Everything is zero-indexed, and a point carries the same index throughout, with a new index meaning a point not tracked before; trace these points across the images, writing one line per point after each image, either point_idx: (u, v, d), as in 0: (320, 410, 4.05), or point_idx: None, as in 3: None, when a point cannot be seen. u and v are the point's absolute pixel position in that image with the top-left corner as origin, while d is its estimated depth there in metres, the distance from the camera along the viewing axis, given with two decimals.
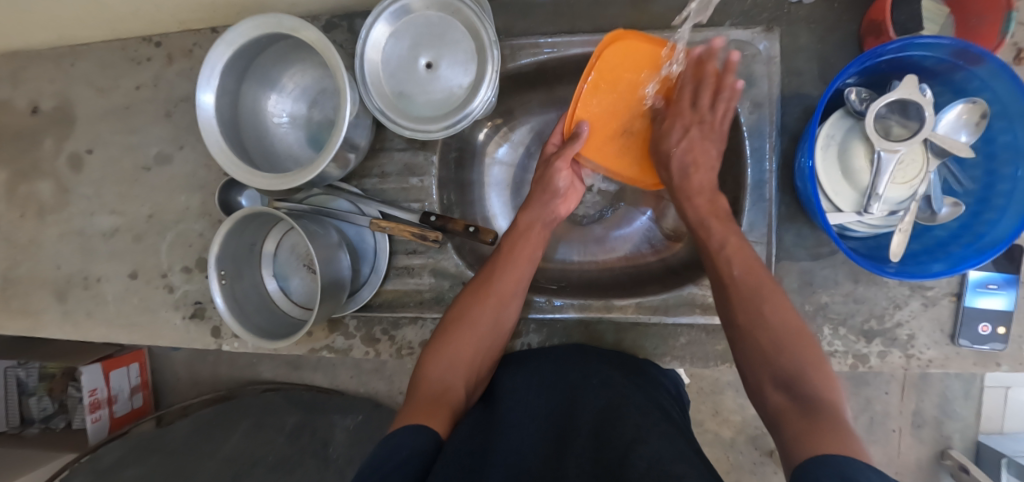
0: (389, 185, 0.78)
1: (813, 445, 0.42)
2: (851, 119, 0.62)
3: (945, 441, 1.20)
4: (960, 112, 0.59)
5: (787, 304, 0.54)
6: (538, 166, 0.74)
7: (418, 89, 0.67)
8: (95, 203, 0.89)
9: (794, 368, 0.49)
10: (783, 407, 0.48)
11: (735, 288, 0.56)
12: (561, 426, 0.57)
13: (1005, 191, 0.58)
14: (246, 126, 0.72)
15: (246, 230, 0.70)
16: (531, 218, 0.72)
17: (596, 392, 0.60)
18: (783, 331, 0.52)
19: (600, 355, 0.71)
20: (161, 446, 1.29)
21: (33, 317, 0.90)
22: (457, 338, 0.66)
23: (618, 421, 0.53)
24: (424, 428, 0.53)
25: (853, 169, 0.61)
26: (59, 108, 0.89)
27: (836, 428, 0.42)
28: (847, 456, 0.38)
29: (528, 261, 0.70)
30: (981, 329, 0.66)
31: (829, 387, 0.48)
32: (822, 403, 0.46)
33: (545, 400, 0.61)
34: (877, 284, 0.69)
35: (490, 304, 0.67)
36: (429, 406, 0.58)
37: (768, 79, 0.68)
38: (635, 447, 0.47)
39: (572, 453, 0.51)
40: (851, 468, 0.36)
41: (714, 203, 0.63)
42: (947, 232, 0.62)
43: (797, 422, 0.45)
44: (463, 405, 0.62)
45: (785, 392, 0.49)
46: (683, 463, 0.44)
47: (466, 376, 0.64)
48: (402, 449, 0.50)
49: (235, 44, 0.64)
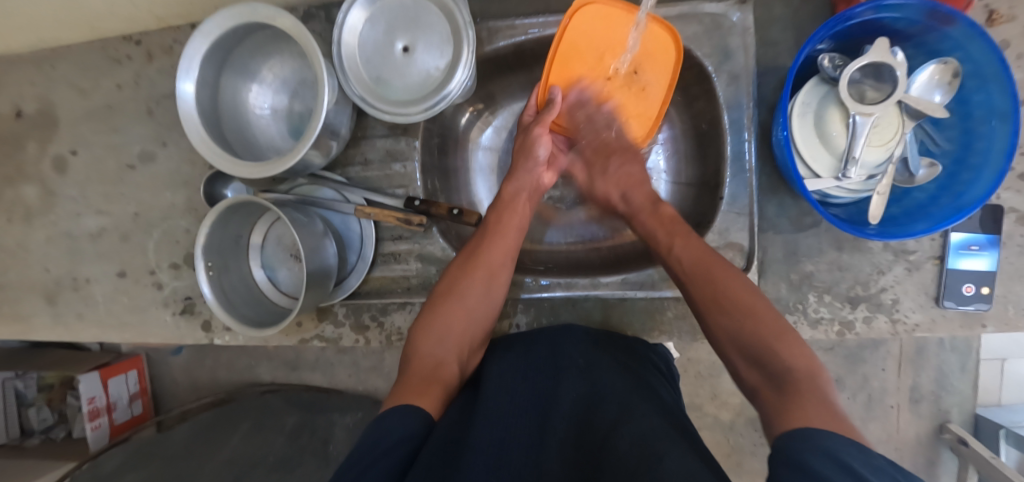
0: (372, 172, 0.78)
1: (790, 418, 0.42)
2: (827, 86, 0.63)
3: (943, 415, 1.20)
4: (932, 73, 0.60)
5: (741, 281, 0.55)
6: (518, 136, 0.76)
7: (395, 74, 0.67)
8: (81, 204, 0.89)
9: (763, 342, 0.50)
10: (761, 388, 0.48)
11: (689, 281, 0.58)
12: (544, 408, 0.57)
13: (982, 149, 0.59)
14: (227, 117, 0.72)
15: (231, 221, 0.70)
16: (518, 188, 0.73)
17: (580, 376, 0.61)
18: (745, 310, 0.53)
19: (587, 335, 0.71)
20: (160, 450, 1.29)
21: (24, 321, 0.90)
22: (446, 312, 0.66)
23: (600, 404, 0.55)
24: (415, 410, 0.53)
25: (830, 134, 0.62)
26: (42, 112, 0.89)
27: (812, 401, 0.42)
28: (823, 429, 0.38)
29: (515, 230, 0.70)
30: (965, 290, 0.67)
31: (799, 356, 0.47)
32: (793, 377, 0.46)
33: (531, 382, 0.61)
34: (861, 251, 0.69)
35: (480, 275, 0.67)
36: (423, 385, 0.58)
37: (744, 51, 0.68)
38: (618, 426, 0.50)
39: (552, 438, 0.51)
40: (834, 446, 0.36)
41: (658, 212, 0.67)
42: (926, 195, 0.62)
43: (771, 399, 0.46)
44: (456, 380, 0.63)
45: (758, 369, 0.49)
46: (668, 437, 0.47)
47: (457, 350, 0.64)
48: (394, 431, 0.50)
49: (211, 35, 0.65)
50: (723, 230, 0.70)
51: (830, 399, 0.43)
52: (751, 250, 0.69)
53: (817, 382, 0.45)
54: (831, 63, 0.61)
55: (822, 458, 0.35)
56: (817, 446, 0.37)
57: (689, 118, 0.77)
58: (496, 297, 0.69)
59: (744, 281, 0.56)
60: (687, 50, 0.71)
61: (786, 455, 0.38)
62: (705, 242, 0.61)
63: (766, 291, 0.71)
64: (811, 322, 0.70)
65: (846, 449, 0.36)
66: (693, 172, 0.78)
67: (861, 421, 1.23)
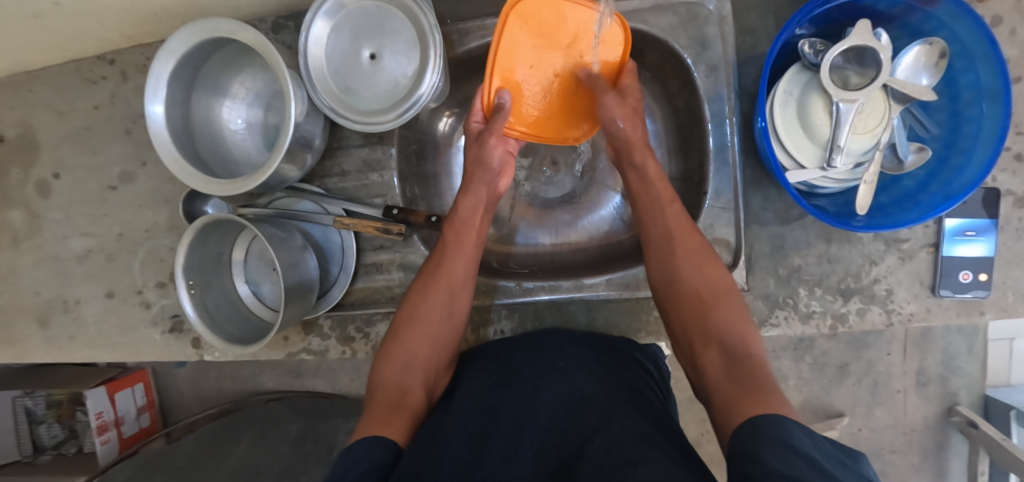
0: (349, 183, 0.77)
1: (744, 402, 0.46)
2: (808, 73, 0.61)
3: (951, 398, 1.18)
4: (917, 55, 0.56)
5: (714, 263, 0.62)
6: (468, 146, 0.71)
7: (364, 82, 0.66)
8: (66, 227, 0.89)
9: (724, 326, 0.57)
10: (711, 365, 0.54)
11: (673, 246, 0.62)
12: (521, 415, 0.56)
13: (971, 132, 0.56)
14: (201, 135, 0.71)
15: (211, 239, 0.70)
16: (474, 202, 0.69)
17: (560, 381, 0.60)
18: (708, 293, 0.60)
19: (570, 339, 0.69)
20: (166, 463, 1.29)
21: (18, 346, 0.91)
22: (410, 338, 0.64)
23: (580, 412, 0.55)
24: (380, 439, 0.52)
25: (812, 124, 0.59)
26: (22, 136, 0.89)
27: (766, 386, 0.48)
28: (782, 417, 0.42)
29: (472, 246, 0.69)
30: (962, 278, 0.65)
31: (749, 340, 0.55)
32: (748, 360, 0.52)
33: (511, 389, 0.60)
34: (851, 242, 0.67)
35: (439, 295, 0.66)
36: (391, 412, 0.57)
37: (722, 40, 0.66)
38: (594, 437, 0.50)
39: (528, 447, 0.51)
40: (784, 433, 0.40)
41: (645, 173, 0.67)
42: (915, 182, 0.60)
43: (727, 385, 0.50)
44: (424, 406, 0.61)
45: (719, 349, 0.55)
46: (646, 445, 0.46)
47: (424, 375, 0.63)
48: (360, 463, 0.48)
49: (176, 53, 0.63)
50: (709, 226, 0.68)
51: (776, 381, 0.49)
52: (738, 245, 0.67)
53: (764, 366, 0.52)
54: (811, 49, 0.59)
55: (774, 444, 0.39)
56: (772, 438, 0.40)
57: (669, 112, 0.75)
58: (458, 316, 0.68)
59: (717, 263, 0.62)
60: (663, 42, 0.68)
61: (745, 445, 0.41)
62: (688, 214, 0.65)
63: (754, 287, 0.69)
64: (802, 316, 0.68)
65: (799, 437, 0.39)
66: (677, 166, 0.75)
67: (867, 407, 1.21)
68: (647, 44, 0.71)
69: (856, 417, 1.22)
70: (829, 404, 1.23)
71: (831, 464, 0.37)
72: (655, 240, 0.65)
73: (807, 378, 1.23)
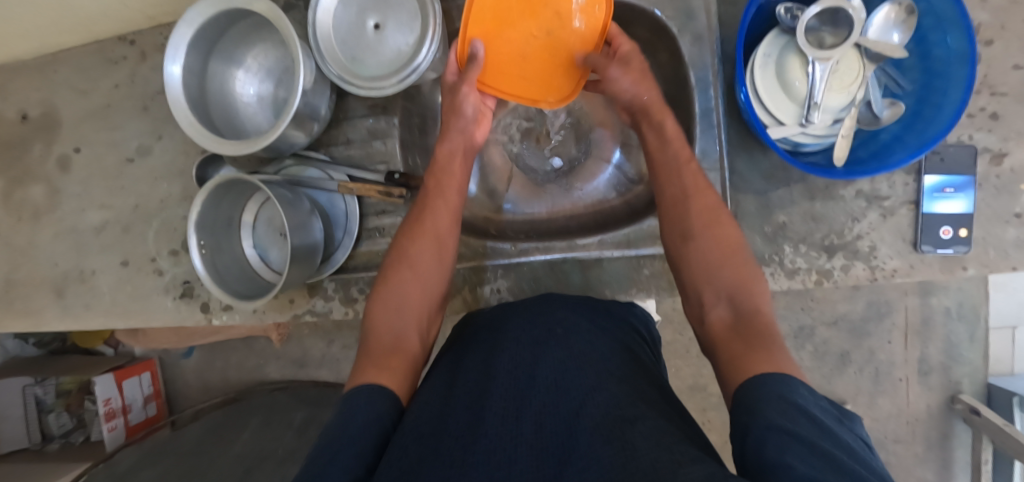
0: (354, 151, 0.81)
1: (750, 359, 0.47)
2: (786, 37, 0.64)
3: (954, 386, 1.18)
4: (887, 13, 0.60)
5: (728, 221, 0.63)
6: (444, 98, 0.76)
7: (368, 51, 0.70)
8: (85, 200, 0.94)
9: (733, 282, 0.58)
10: (719, 323, 0.55)
11: (693, 202, 0.63)
12: (521, 382, 0.53)
13: (942, 86, 0.59)
14: (215, 104, 0.76)
15: (222, 201, 0.73)
16: (453, 149, 0.75)
17: (563, 347, 0.57)
18: (716, 251, 0.60)
19: (567, 303, 0.67)
20: (174, 449, 1.32)
21: (35, 315, 0.95)
22: (399, 282, 0.66)
23: (577, 373, 0.53)
24: (381, 387, 0.53)
25: (789, 82, 0.63)
26: (45, 114, 0.94)
27: (768, 341, 0.49)
28: (785, 377, 0.43)
29: (455, 194, 0.73)
30: (943, 233, 0.67)
31: (758, 300, 0.55)
32: (754, 317, 0.53)
33: (508, 352, 0.57)
34: (834, 200, 0.70)
35: (428, 241, 0.69)
36: (386, 358, 0.58)
37: (705, 9, 0.70)
38: (590, 397, 0.49)
39: (531, 409, 0.49)
40: (786, 388, 0.41)
41: (662, 130, 0.69)
42: (891, 135, 0.63)
43: (732, 342, 0.51)
44: (418, 350, 0.62)
45: (727, 306, 0.56)
46: (642, 405, 0.48)
47: (416, 322, 0.64)
48: (362, 411, 0.49)
49: (195, 24, 0.69)
50: None
51: (781, 340, 0.49)
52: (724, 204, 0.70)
53: (771, 325, 0.52)
54: (789, 12, 0.62)
55: (778, 398, 0.40)
56: (778, 393, 0.41)
57: (659, 82, 0.79)
58: (447, 260, 0.70)
59: (730, 222, 0.63)
60: (651, 13, 0.72)
61: (749, 396, 0.42)
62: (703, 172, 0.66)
63: None
64: (787, 272, 0.70)
65: (800, 394, 0.41)
66: None
67: (869, 396, 1.21)
68: (636, 16, 0.75)
69: (858, 405, 1.22)
70: (830, 392, 1.23)
71: (828, 419, 0.40)
72: (671, 196, 0.66)
73: (808, 366, 1.23)
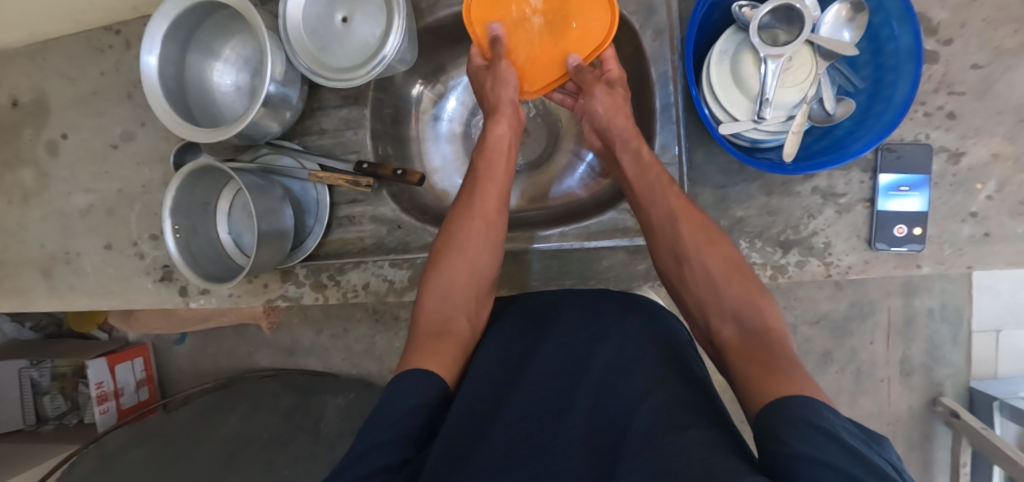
0: (327, 140, 0.83)
1: (767, 377, 0.46)
2: (742, 34, 0.66)
3: (936, 389, 1.17)
4: (839, 12, 0.61)
5: (721, 238, 0.62)
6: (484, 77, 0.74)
7: (337, 43, 0.73)
8: (72, 184, 0.96)
9: (741, 301, 0.57)
10: (729, 341, 0.55)
11: (682, 226, 0.63)
12: (574, 372, 0.55)
13: (891, 82, 0.61)
14: (194, 94, 0.78)
15: (198, 186, 0.76)
16: (503, 129, 0.72)
17: (617, 343, 0.57)
18: (718, 266, 0.60)
19: (615, 297, 0.66)
20: (164, 430, 1.33)
21: (24, 294, 0.98)
22: (449, 264, 0.67)
23: (627, 373, 0.53)
24: (427, 371, 0.54)
25: (743, 77, 0.64)
26: (35, 100, 0.97)
27: (787, 361, 0.48)
28: (808, 397, 0.41)
29: (504, 174, 0.72)
30: (897, 231, 0.68)
31: (773, 317, 0.54)
32: (766, 335, 0.52)
33: (557, 343, 0.59)
34: (790, 195, 0.70)
35: (478, 225, 0.68)
36: (436, 340, 0.60)
37: (666, 4, 0.71)
38: (643, 400, 0.48)
39: (582, 400, 0.51)
40: (809, 412, 0.38)
41: (640, 156, 0.68)
42: (843, 131, 0.64)
43: (741, 359, 0.51)
44: (469, 334, 0.64)
45: (734, 325, 0.55)
46: (693, 411, 0.45)
47: (465, 305, 0.65)
48: (409, 399, 0.51)
49: (171, 16, 0.71)
50: None
51: (792, 358, 0.48)
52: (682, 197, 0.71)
53: (784, 341, 0.51)
54: (744, 9, 0.63)
55: (805, 423, 0.37)
56: (817, 424, 0.37)
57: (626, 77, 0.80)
58: (497, 243, 0.69)
59: (723, 237, 0.63)
60: None
61: (778, 415, 0.40)
62: (682, 192, 0.66)
63: None
64: None
65: (826, 417, 0.38)
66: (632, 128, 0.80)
67: (851, 396, 1.20)
68: None
69: (840, 405, 1.22)
70: None
71: (857, 443, 0.36)
72: (658, 221, 0.65)
73: None
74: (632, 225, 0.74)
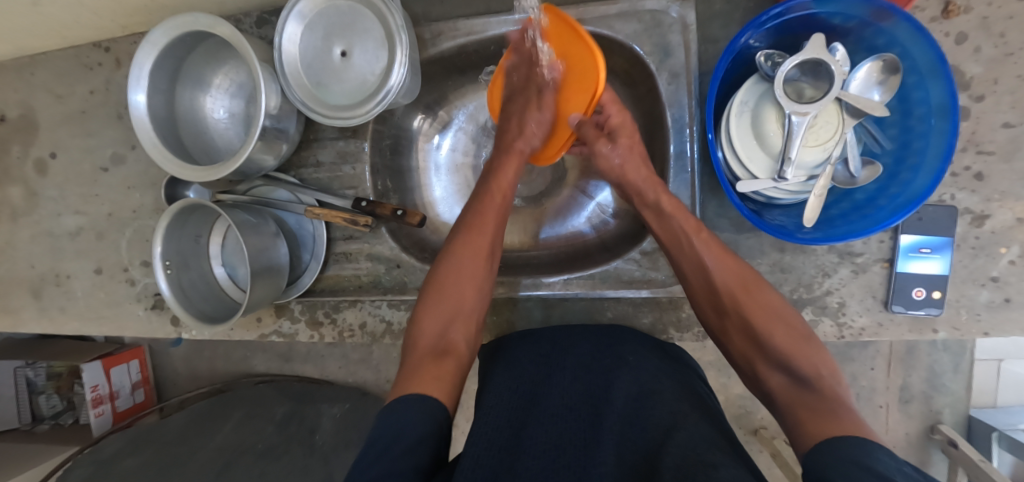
0: (323, 173, 0.80)
1: (824, 427, 0.46)
2: (765, 84, 0.62)
3: (934, 416, 1.13)
4: (870, 71, 0.57)
5: (761, 281, 0.59)
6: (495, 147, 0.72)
7: (334, 79, 0.69)
8: (60, 204, 0.93)
9: (785, 346, 0.54)
10: (779, 388, 0.53)
11: (717, 271, 0.59)
12: (598, 404, 0.56)
13: (919, 147, 0.58)
14: (185, 123, 0.74)
15: (188, 222, 0.73)
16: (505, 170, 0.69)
17: (632, 375, 0.58)
18: (761, 309, 0.57)
19: (636, 343, 0.66)
20: (157, 437, 1.29)
21: (12, 314, 0.96)
22: (445, 292, 0.63)
23: (651, 409, 0.53)
24: (420, 399, 0.51)
25: (765, 133, 0.60)
26: (22, 116, 0.94)
27: (844, 410, 0.47)
28: (862, 440, 0.42)
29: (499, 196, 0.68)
30: (915, 294, 0.65)
31: (818, 362, 0.53)
32: (819, 384, 0.51)
33: (577, 377, 0.60)
34: (805, 252, 0.68)
35: (480, 264, 0.65)
36: (434, 366, 0.57)
37: (684, 47, 0.67)
38: (671, 434, 0.48)
39: (608, 433, 0.51)
40: (864, 455, 0.40)
41: (659, 205, 0.64)
42: (866, 195, 0.61)
43: (800, 408, 0.50)
44: (465, 357, 0.61)
45: (783, 373, 0.54)
46: (719, 451, 0.44)
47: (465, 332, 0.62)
48: (405, 429, 0.48)
49: (159, 45, 0.67)
50: None
51: (851, 407, 0.48)
52: None
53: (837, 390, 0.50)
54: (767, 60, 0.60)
55: (852, 465, 0.39)
56: (859, 460, 0.39)
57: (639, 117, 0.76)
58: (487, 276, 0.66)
59: (762, 280, 0.59)
60: (628, 48, 0.69)
61: (824, 458, 0.42)
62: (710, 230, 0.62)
63: None
64: None
65: (877, 457, 0.39)
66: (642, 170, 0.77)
67: None
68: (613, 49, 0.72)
69: None
70: None
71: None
72: (684, 265, 0.62)
73: None
74: (637, 276, 0.72)
